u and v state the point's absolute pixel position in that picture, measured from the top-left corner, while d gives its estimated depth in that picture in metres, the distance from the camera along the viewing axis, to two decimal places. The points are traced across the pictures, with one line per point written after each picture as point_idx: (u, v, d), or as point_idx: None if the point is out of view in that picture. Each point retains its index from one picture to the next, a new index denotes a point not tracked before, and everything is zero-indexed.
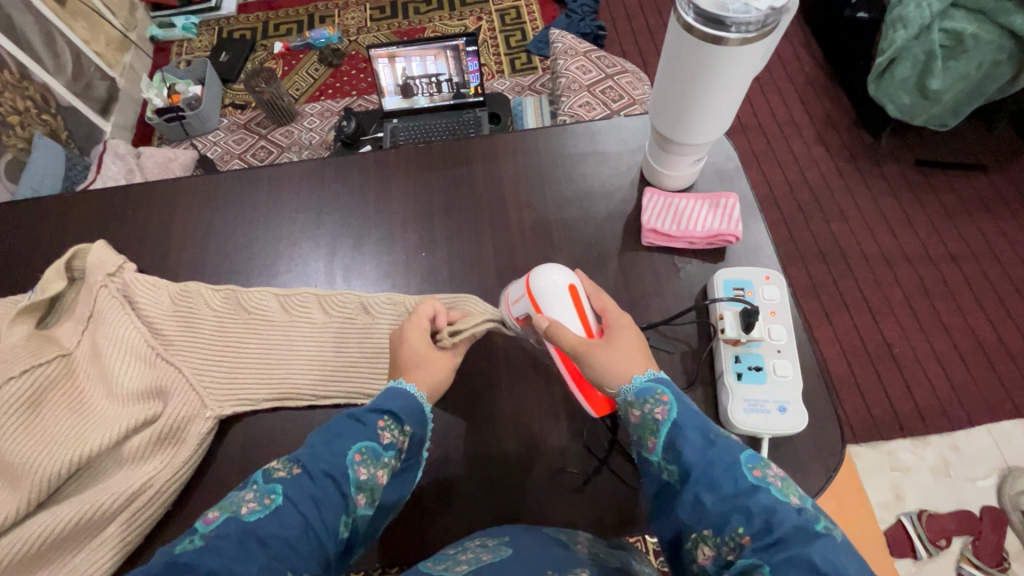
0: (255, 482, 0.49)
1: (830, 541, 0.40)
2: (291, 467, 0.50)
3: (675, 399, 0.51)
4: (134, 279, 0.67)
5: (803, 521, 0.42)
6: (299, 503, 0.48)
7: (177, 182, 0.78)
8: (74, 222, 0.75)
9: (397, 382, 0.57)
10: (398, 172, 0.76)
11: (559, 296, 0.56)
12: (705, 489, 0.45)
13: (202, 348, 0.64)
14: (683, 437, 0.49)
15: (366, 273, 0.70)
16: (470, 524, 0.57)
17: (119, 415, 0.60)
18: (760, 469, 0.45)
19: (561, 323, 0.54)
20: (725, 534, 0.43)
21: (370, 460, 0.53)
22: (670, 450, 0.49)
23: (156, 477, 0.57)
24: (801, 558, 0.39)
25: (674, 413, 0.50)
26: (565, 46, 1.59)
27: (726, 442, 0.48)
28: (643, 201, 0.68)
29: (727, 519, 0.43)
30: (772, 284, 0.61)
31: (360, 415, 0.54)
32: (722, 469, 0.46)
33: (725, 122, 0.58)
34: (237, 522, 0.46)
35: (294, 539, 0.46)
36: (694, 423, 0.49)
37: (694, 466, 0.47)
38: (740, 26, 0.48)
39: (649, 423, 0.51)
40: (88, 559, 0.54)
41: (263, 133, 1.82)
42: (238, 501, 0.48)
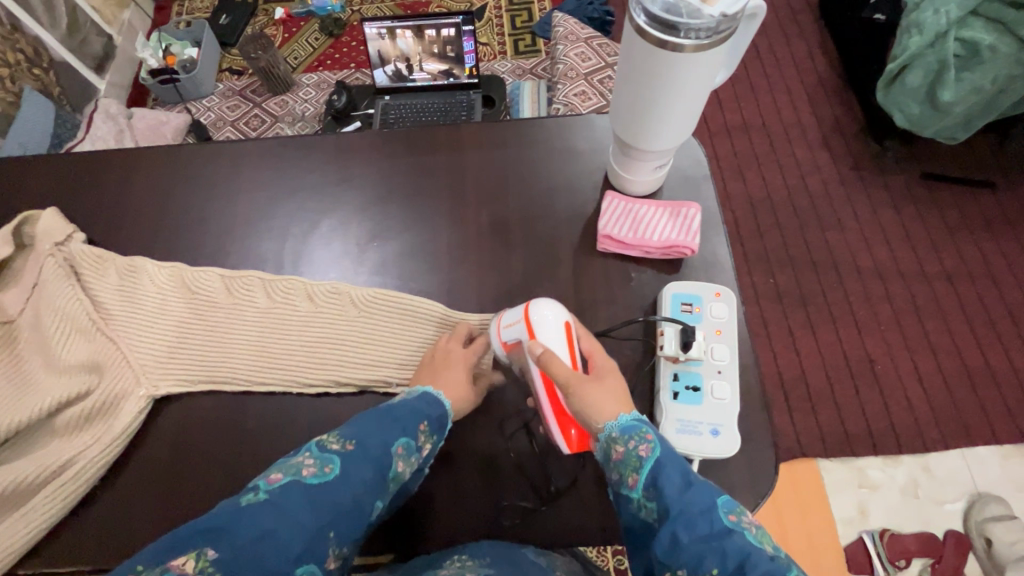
0: (309, 449, 0.48)
1: None
2: (346, 441, 0.50)
3: (659, 437, 0.50)
4: (81, 250, 0.67)
5: (776, 567, 0.40)
6: (350, 482, 0.47)
7: (138, 151, 0.76)
8: (31, 186, 0.74)
9: (430, 388, 0.56)
10: (361, 156, 0.74)
11: (555, 328, 0.55)
12: (682, 527, 0.43)
13: (143, 325, 0.64)
14: (664, 474, 0.47)
15: (317, 258, 0.68)
16: (393, 525, 0.56)
17: (54, 386, 0.60)
18: (735, 513, 0.44)
19: (550, 351, 0.53)
20: (696, 573, 0.41)
21: (405, 455, 0.52)
22: (650, 487, 0.47)
23: (85, 451, 0.57)
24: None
25: (658, 451, 0.48)
26: (567, 30, 1.54)
27: (706, 483, 0.46)
28: (603, 205, 0.66)
29: (700, 560, 0.42)
30: (722, 301, 0.58)
31: (407, 408, 0.54)
32: (698, 507, 0.44)
33: (687, 129, 0.55)
34: (300, 485, 0.45)
35: (342, 511, 0.45)
36: (676, 463, 0.48)
37: (673, 504, 0.45)
38: (691, 31, 0.45)
39: (630, 460, 0.48)
40: (11, 529, 0.54)
41: (257, 101, 1.80)
42: (299, 463, 0.47)
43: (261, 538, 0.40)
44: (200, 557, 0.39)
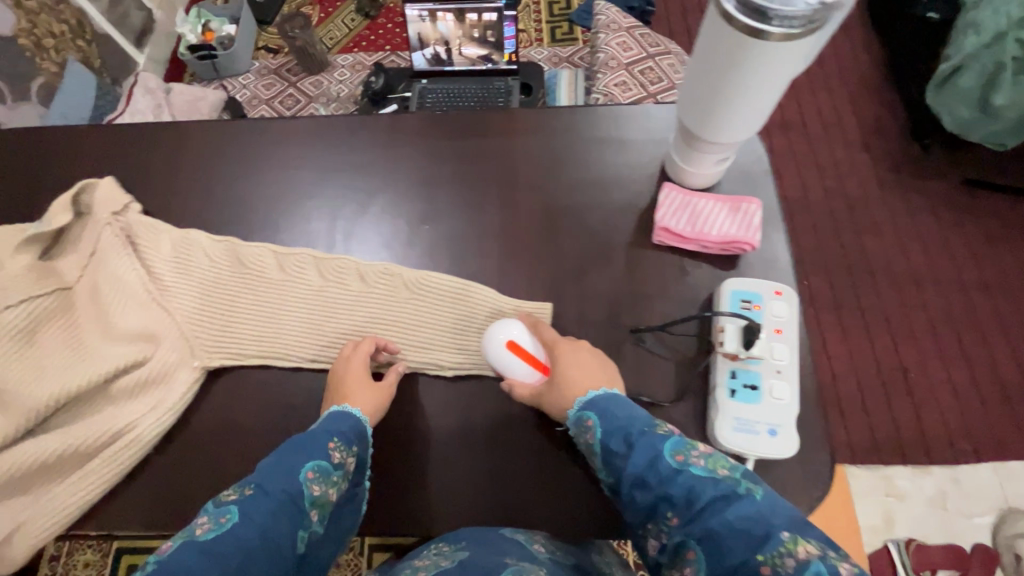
0: (204, 511, 0.46)
1: (750, 500, 0.41)
2: (245, 488, 0.48)
3: (600, 417, 0.52)
4: (137, 219, 0.67)
5: (721, 491, 0.43)
6: (257, 521, 0.45)
7: (190, 125, 0.76)
8: (86, 155, 0.75)
9: (337, 407, 0.56)
10: (411, 137, 0.73)
11: (501, 354, 0.56)
12: (636, 489, 0.47)
13: (198, 297, 0.64)
14: (611, 451, 0.50)
15: (365, 239, 0.68)
16: (437, 508, 0.56)
17: (112, 353, 0.61)
18: (681, 454, 0.46)
19: (513, 380, 0.57)
20: (657, 521, 0.45)
21: (320, 477, 0.51)
22: (607, 464, 0.50)
23: (143, 417, 0.58)
24: (721, 527, 0.41)
25: (600, 432, 0.51)
26: (608, 19, 1.51)
27: (647, 435, 0.49)
28: (660, 197, 0.64)
29: (656, 509, 0.45)
30: (782, 299, 0.57)
31: (310, 437, 0.53)
32: (643, 467, 0.47)
33: (758, 122, 0.54)
34: (196, 544, 0.42)
35: (254, 552, 0.43)
36: (618, 430, 0.50)
37: (625, 472, 0.48)
38: (783, 19, 0.43)
39: (590, 449, 0.52)
40: (69, 490, 0.56)
41: (292, 80, 1.80)
42: (191, 527, 0.44)
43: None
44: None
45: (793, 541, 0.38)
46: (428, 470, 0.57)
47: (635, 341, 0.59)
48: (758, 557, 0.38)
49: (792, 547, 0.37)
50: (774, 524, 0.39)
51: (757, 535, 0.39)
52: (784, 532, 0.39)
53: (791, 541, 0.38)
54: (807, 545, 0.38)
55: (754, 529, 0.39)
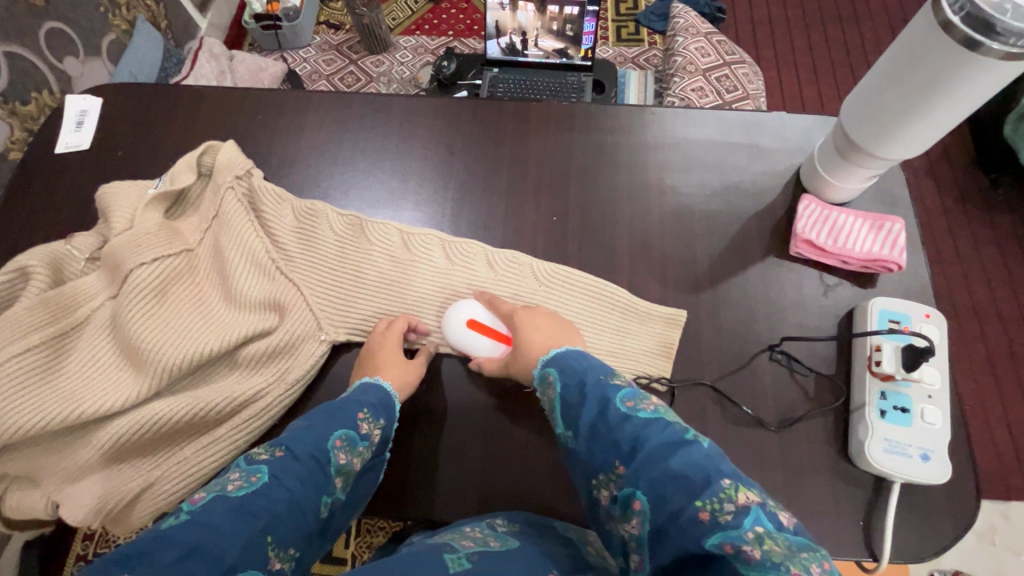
0: (235, 466, 0.44)
1: (697, 448, 0.42)
2: (276, 449, 0.46)
3: (561, 371, 0.52)
4: (264, 185, 0.66)
5: (672, 437, 0.43)
6: (287, 482, 0.44)
7: (307, 96, 0.75)
8: (204, 117, 0.74)
9: (368, 380, 0.56)
10: (537, 126, 0.72)
11: (462, 334, 0.59)
12: (587, 440, 0.46)
13: (323, 270, 0.64)
14: (569, 403, 0.49)
15: (491, 225, 0.67)
16: (565, 505, 0.55)
17: (240, 320, 0.60)
18: (633, 401, 0.46)
19: (480, 358, 0.59)
20: (607, 472, 0.44)
21: (348, 446, 0.50)
22: (566, 418, 0.49)
23: (271, 388, 0.57)
24: (665, 476, 0.40)
25: (559, 386, 0.51)
26: (687, 23, 1.48)
27: (601, 385, 0.48)
28: (798, 208, 0.63)
29: (604, 458, 0.45)
30: (931, 322, 0.55)
31: (337, 406, 0.52)
32: (596, 417, 0.46)
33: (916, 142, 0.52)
34: (227, 499, 0.40)
35: (281, 513, 0.42)
36: (575, 380, 0.50)
37: (581, 424, 0.47)
38: (1013, 37, 0.42)
39: (550, 404, 0.51)
40: (197, 455, 0.55)
41: (353, 57, 1.78)
42: (222, 480, 0.42)
43: (188, 557, 0.35)
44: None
45: (734, 488, 0.39)
46: (557, 464, 0.56)
47: (773, 355, 0.58)
48: (697, 503, 0.38)
49: (733, 495, 0.38)
50: (717, 473, 0.40)
51: (699, 483, 0.39)
52: (725, 481, 0.39)
53: (731, 488, 0.39)
54: (747, 493, 0.39)
55: (693, 477, 0.40)
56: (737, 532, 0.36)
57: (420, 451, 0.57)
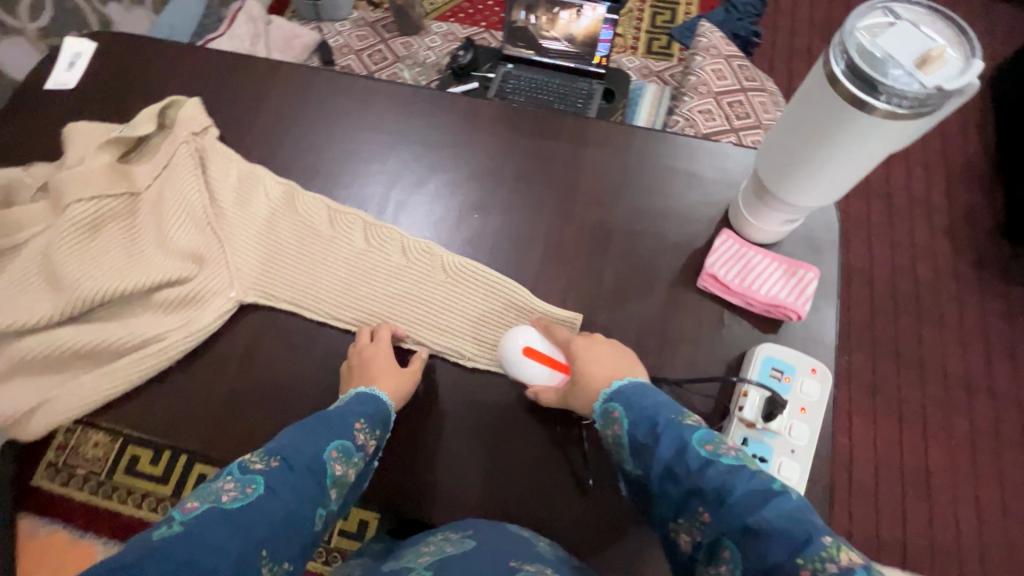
0: (229, 473, 0.44)
1: (787, 498, 0.41)
2: (270, 459, 0.46)
3: (625, 410, 0.51)
4: (212, 145, 0.70)
5: (759, 487, 0.42)
6: (281, 494, 0.44)
7: (275, 65, 0.78)
8: (179, 74, 0.78)
9: (363, 389, 0.55)
10: (483, 125, 0.73)
11: (518, 363, 0.56)
12: (667, 482, 0.46)
13: (250, 231, 0.67)
14: (642, 445, 0.49)
15: (416, 213, 0.69)
16: (418, 493, 0.56)
17: (161, 265, 0.64)
18: (712, 445, 0.46)
19: (538, 387, 0.56)
20: (689, 515, 0.45)
21: (344, 457, 0.49)
22: (637, 456, 0.50)
23: (173, 331, 0.61)
24: (751, 525, 0.40)
25: (626, 425, 0.51)
26: (710, 41, 1.29)
27: (675, 426, 0.48)
28: (716, 242, 0.62)
29: (686, 501, 0.45)
30: (815, 378, 0.56)
31: (334, 418, 0.51)
32: (671, 458, 0.47)
33: (824, 186, 0.50)
34: (219, 512, 0.40)
35: (273, 528, 0.42)
36: (646, 419, 0.50)
37: (654, 466, 0.48)
38: (893, 97, 0.41)
39: (618, 442, 0.51)
40: (94, 381, 0.59)
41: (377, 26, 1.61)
42: (217, 490, 0.42)
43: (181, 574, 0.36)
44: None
45: (835, 547, 0.37)
46: (423, 454, 0.57)
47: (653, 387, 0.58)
48: (797, 561, 0.37)
49: (838, 553, 0.37)
50: (816, 529, 0.39)
51: (796, 538, 0.38)
52: (827, 537, 0.38)
53: (834, 547, 0.37)
54: (850, 553, 0.37)
55: (793, 531, 0.38)
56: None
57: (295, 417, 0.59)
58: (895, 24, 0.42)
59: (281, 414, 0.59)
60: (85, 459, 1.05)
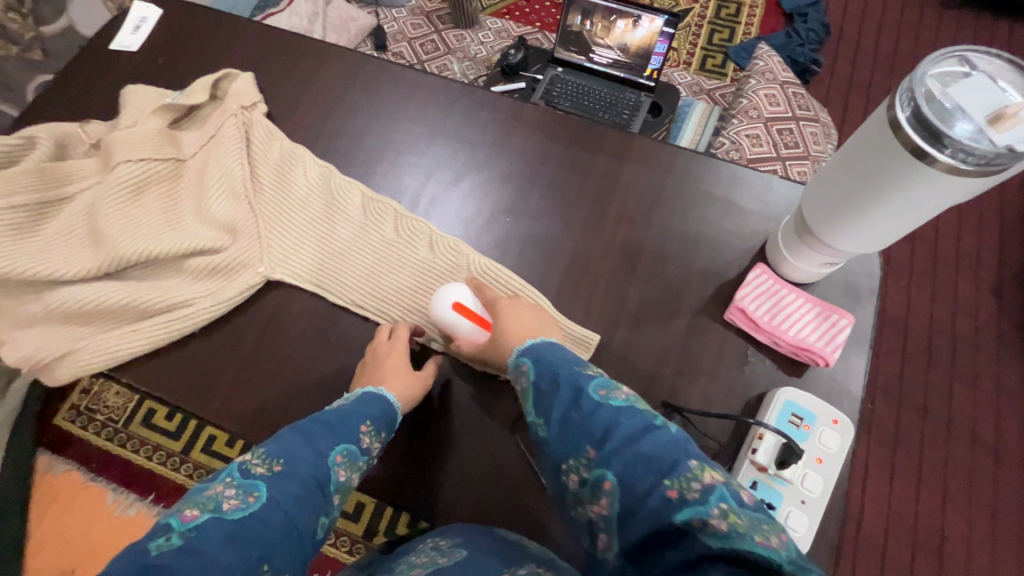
0: (229, 477, 0.43)
1: (664, 432, 0.43)
2: (272, 463, 0.45)
3: (536, 363, 0.50)
4: (258, 120, 0.72)
5: (641, 424, 0.43)
6: (283, 504, 0.43)
7: (328, 48, 0.79)
8: (235, 48, 0.80)
9: (370, 389, 0.55)
10: (525, 129, 0.72)
11: (446, 315, 0.56)
12: (558, 426, 0.46)
13: (284, 209, 0.68)
14: (545, 396, 0.48)
15: (447, 209, 0.69)
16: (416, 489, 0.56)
17: (196, 233, 0.66)
18: (606, 391, 0.46)
19: (459, 337, 0.57)
20: (575, 456, 0.45)
21: (348, 462, 0.48)
22: (541, 409, 0.48)
23: (199, 299, 0.63)
24: (633, 454, 0.42)
25: (534, 378, 0.49)
26: (767, 65, 1.25)
27: (573, 374, 0.48)
28: (749, 275, 0.61)
29: (576, 444, 0.45)
30: (836, 430, 0.54)
31: (340, 422, 0.50)
32: (569, 406, 0.46)
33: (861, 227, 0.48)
34: (220, 523, 0.40)
35: (274, 539, 0.41)
36: (551, 371, 0.49)
37: (552, 415, 0.47)
38: (959, 151, 0.38)
39: (524, 394, 0.50)
40: (120, 338, 0.61)
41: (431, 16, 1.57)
42: (217, 497, 0.41)
43: None
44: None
45: (700, 468, 0.40)
46: (424, 450, 0.57)
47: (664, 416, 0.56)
48: (666, 481, 0.39)
49: (700, 474, 0.39)
50: (685, 454, 0.41)
51: (666, 463, 0.40)
52: (692, 460, 0.40)
53: (698, 468, 0.40)
54: (713, 473, 0.40)
55: (664, 459, 0.41)
56: (705, 507, 0.37)
57: (305, 396, 0.60)
58: (970, 75, 0.41)
59: (292, 393, 0.60)
60: (107, 405, 1.09)
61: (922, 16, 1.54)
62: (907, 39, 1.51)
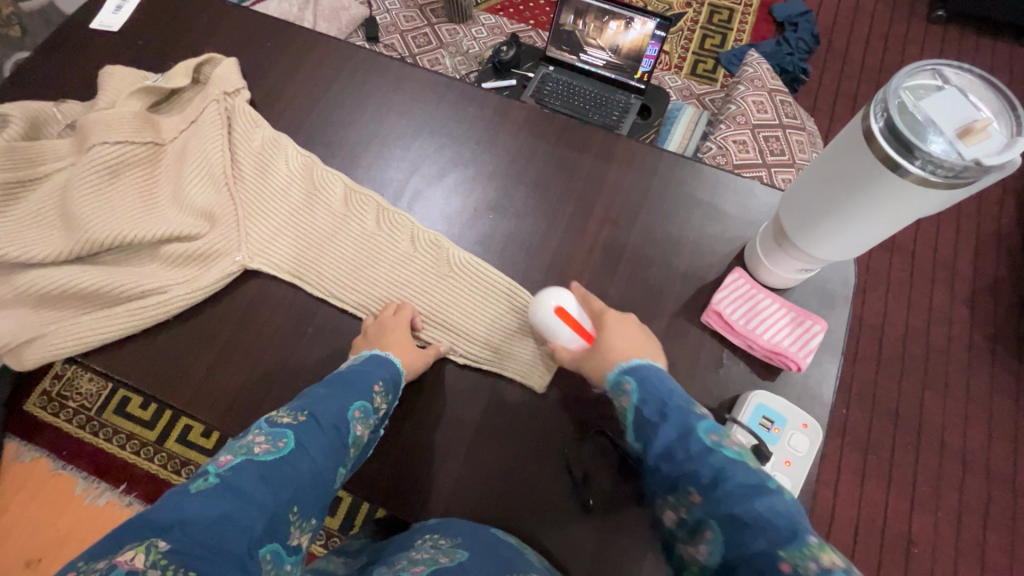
0: (257, 428, 0.44)
1: (778, 496, 0.41)
2: (296, 415, 0.46)
3: (639, 386, 0.50)
4: (242, 107, 0.70)
5: (753, 479, 0.42)
6: (311, 451, 0.44)
7: (316, 36, 0.78)
8: (220, 34, 0.78)
9: (377, 352, 0.56)
10: (512, 126, 0.72)
11: (547, 318, 0.56)
12: (664, 459, 0.47)
13: (264, 198, 0.67)
14: (648, 421, 0.49)
15: (430, 203, 0.68)
16: (392, 486, 0.56)
17: (174, 220, 0.65)
18: (716, 436, 0.45)
19: (557, 344, 0.56)
20: (677, 495, 0.46)
21: (364, 419, 0.50)
22: (641, 432, 0.49)
23: (175, 286, 0.62)
24: (738, 512, 0.40)
25: (636, 400, 0.50)
26: (756, 72, 1.27)
27: (683, 410, 0.48)
28: (726, 278, 0.61)
29: (680, 480, 0.45)
30: (805, 433, 0.55)
31: (358, 378, 0.52)
32: (674, 440, 0.47)
33: (858, 243, 0.49)
34: (255, 463, 0.40)
35: (303, 486, 0.42)
36: (657, 396, 0.49)
37: (655, 443, 0.48)
38: (928, 163, 0.39)
39: (623, 413, 0.51)
40: (90, 324, 0.60)
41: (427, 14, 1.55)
42: (248, 444, 0.42)
43: (218, 525, 0.35)
44: (151, 551, 0.32)
45: (818, 547, 0.37)
46: (399, 446, 0.57)
47: None
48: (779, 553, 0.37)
49: (819, 552, 0.36)
50: (799, 527, 0.38)
51: (782, 533, 0.38)
52: (812, 537, 0.37)
53: (816, 546, 0.37)
54: (832, 555, 0.37)
55: (776, 524, 0.38)
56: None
57: (280, 388, 0.59)
58: (943, 88, 0.42)
59: (268, 386, 0.59)
60: (80, 392, 1.07)
61: (908, 31, 1.56)
62: (893, 52, 1.54)
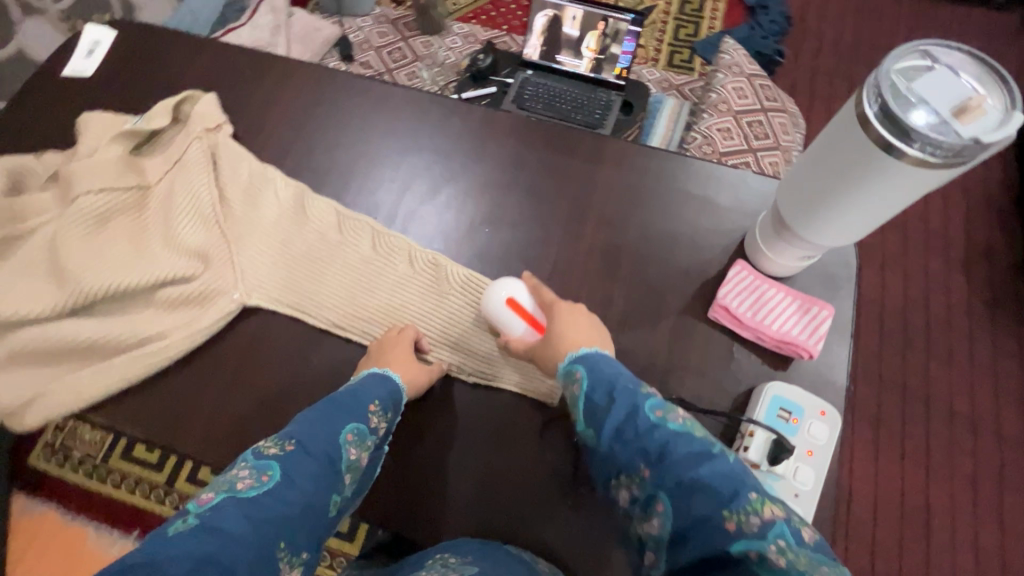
0: (243, 460, 0.44)
1: (722, 460, 0.42)
2: (284, 444, 0.45)
3: (588, 372, 0.50)
4: (226, 141, 0.70)
5: (699, 450, 0.43)
6: (299, 482, 0.43)
7: (292, 63, 0.77)
8: (195, 70, 0.77)
9: (378, 369, 0.55)
10: (498, 136, 0.72)
11: (498, 309, 0.56)
12: (615, 439, 0.46)
13: (257, 233, 0.66)
14: (594, 406, 0.48)
15: (424, 221, 0.68)
16: (413, 512, 0.55)
17: (167, 262, 0.64)
18: (661, 411, 0.46)
19: (510, 336, 0.56)
20: (628, 473, 0.45)
21: (358, 441, 0.49)
22: (589, 418, 0.48)
23: (173, 331, 0.61)
24: (686, 482, 0.41)
25: (585, 387, 0.49)
26: (733, 59, 1.27)
27: (630, 392, 0.48)
28: (729, 272, 0.61)
29: (631, 460, 0.45)
30: (824, 421, 0.55)
31: (348, 399, 0.51)
32: (621, 420, 0.46)
33: (859, 228, 0.48)
34: (239, 500, 0.40)
35: (289, 520, 0.41)
36: (605, 383, 0.49)
37: (605, 426, 0.47)
38: (925, 145, 0.39)
39: (570, 400, 0.50)
40: (90, 377, 0.59)
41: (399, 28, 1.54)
42: (233, 478, 0.42)
43: (198, 569, 0.35)
44: None
45: (760, 501, 0.39)
46: (417, 471, 0.56)
47: None
48: (724, 512, 0.39)
49: (761, 507, 0.38)
50: (745, 486, 0.40)
51: (727, 493, 0.40)
52: (753, 493, 0.39)
53: (757, 501, 0.39)
54: (773, 507, 0.39)
55: (723, 487, 0.40)
56: (764, 542, 0.37)
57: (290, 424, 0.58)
58: (933, 68, 0.42)
59: (278, 423, 0.58)
60: (82, 442, 1.05)
61: (877, 4, 1.58)
62: (865, 26, 1.55)
